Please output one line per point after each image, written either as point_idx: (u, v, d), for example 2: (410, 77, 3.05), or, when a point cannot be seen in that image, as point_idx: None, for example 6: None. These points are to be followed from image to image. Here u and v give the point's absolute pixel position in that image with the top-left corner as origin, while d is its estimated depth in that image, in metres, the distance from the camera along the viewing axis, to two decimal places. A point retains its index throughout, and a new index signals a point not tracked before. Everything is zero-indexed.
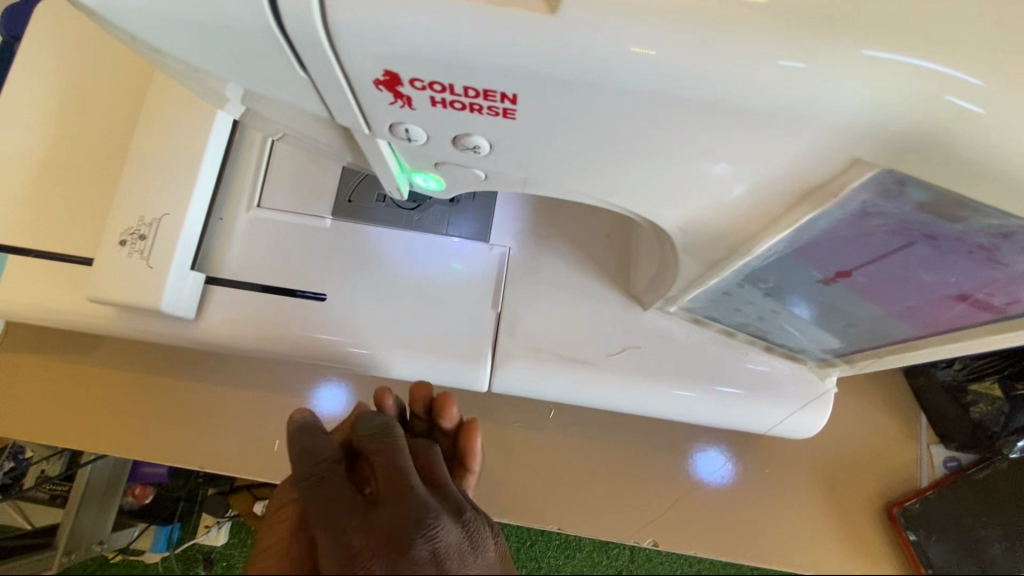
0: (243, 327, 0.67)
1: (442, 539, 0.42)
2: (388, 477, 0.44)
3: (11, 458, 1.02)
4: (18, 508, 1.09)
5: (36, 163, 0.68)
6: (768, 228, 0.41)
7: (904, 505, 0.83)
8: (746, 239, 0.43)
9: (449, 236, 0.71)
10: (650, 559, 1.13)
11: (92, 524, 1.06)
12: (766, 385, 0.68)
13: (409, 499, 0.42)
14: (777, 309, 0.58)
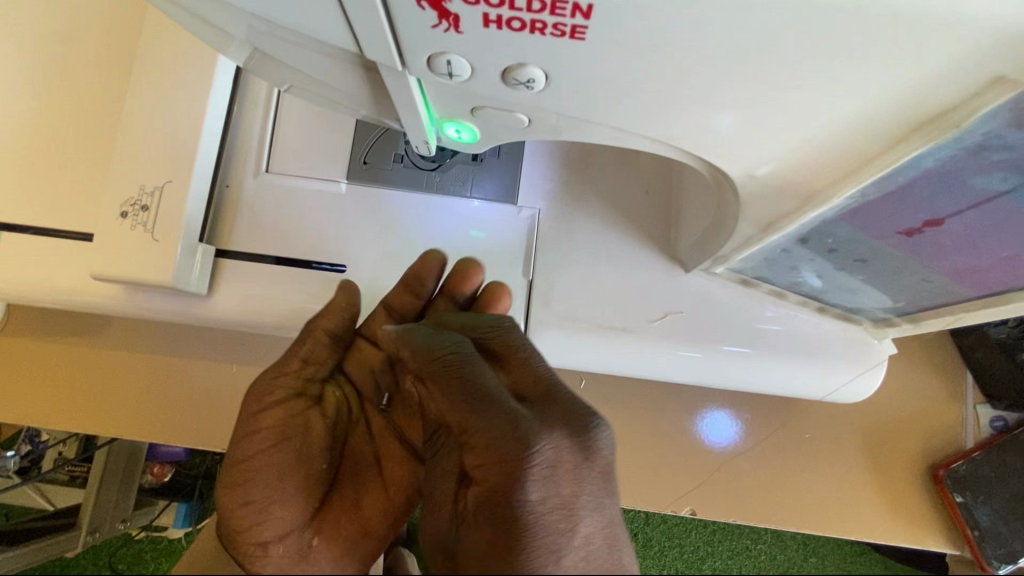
0: (257, 303, 0.62)
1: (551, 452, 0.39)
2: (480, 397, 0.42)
3: (28, 441, 1.01)
4: (40, 490, 1.09)
5: (22, 131, 0.63)
6: (863, 167, 0.37)
7: (950, 467, 0.78)
8: (830, 182, 0.39)
9: (473, 198, 0.65)
10: None
11: (113, 502, 1.06)
12: (820, 349, 0.63)
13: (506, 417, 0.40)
14: (842, 266, 0.53)
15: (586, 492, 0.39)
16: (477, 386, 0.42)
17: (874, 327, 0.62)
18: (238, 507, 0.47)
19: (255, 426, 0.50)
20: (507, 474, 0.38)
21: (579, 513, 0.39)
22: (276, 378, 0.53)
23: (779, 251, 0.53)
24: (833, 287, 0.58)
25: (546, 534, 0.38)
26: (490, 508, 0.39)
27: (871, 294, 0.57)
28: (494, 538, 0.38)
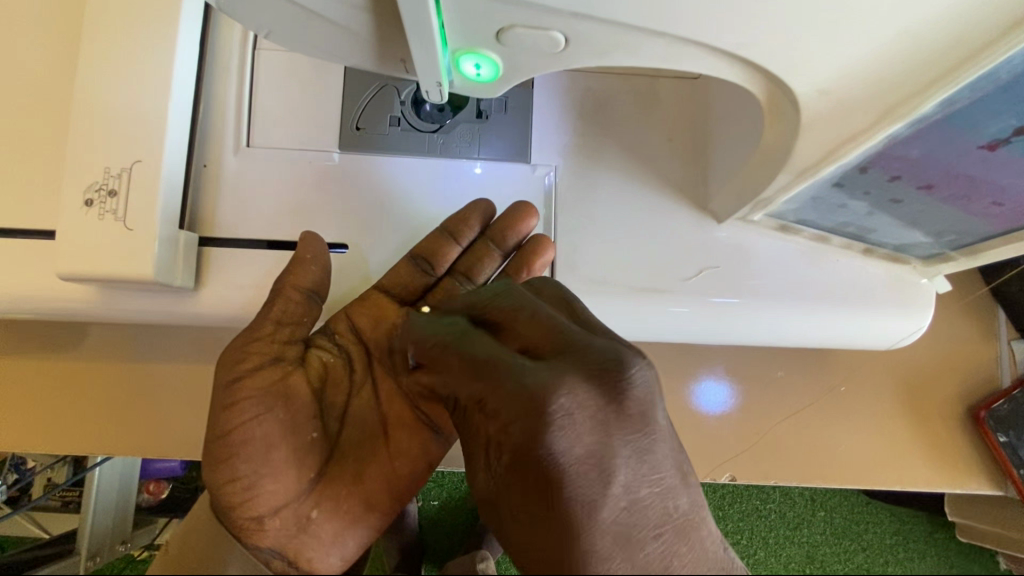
0: (253, 292, 0.56)
1: (577, 405, 0.34)
2: (488, 358, 0.36)
3: (14, 470, 0.93)
4: (33, 519, 1.01)
5: None
6: (961, 61, 0.33)
7: (991, 407, 0.76)
8: (914, 87, 0.35)
9: (481, 159, 0.59)
10: None
11: (112, 526, 1.00)
12: (871, 294, 0.58)
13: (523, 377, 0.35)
14: (900, 196, 0.49)
15: (621, 443, 0.35)
16: (482, 355, 0.36)
17: (923, 265, 0.58)
18: (226, 483, 0.43)
19: (234, 397, 0.45)
20: (529, 434, 0.34)
21: (614, 467, 0.35)
22: (248, 346, 0.47)
23: (831, 185, 0.49)
24: (884, 222, 0.53)
25: (580, 491, 0.34)
26: (520, 471, 0.36)
27: (925, 226, 0.53)
28: (525, 498, 0.36)
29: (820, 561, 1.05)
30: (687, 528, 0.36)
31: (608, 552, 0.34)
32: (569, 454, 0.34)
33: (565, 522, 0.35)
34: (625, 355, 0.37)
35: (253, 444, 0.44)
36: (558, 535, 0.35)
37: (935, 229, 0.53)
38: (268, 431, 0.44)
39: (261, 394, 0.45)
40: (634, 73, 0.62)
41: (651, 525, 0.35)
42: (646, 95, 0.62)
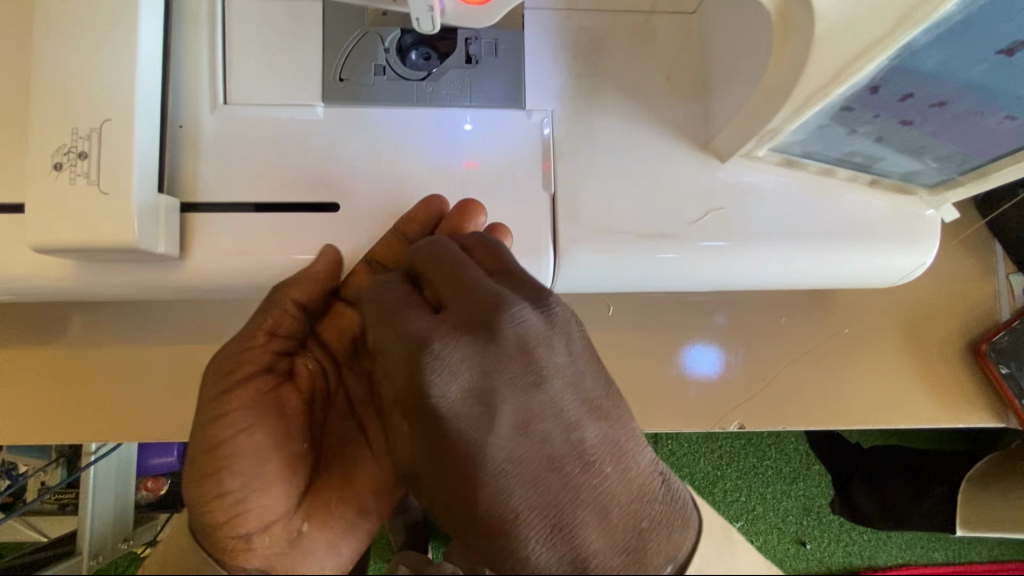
0: (241, 258, 0.53)
1: (452, 354, 0.37)
2: (383, 317, 0.40)
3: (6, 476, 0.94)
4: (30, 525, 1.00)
5: None
6: None
7: (992, 340, 0.77)
8: None
9: (473, 106, 0.56)
10: (673, 453, 1.03)
11: (112, 522, 0.98)
12: (879, 228, 0.57)
13: (408, 330, 0.38)
14: (912, 117, 0.48)
15: (502, 383, 0.37)
16: (380, 314, 0.40)
17: (929, 194, 0.57)
18: (213, 498, 0.41)
19: (223, 408, 0.43)
20: (409, 382, 0.37)
21: (495, 408, 0.36)
22: (241, 354, 0.47)
23: (840, 110, 0.48)
24: (890, 148, 0.52)
25: (466, 433, 0.36)
26: (411, 421, 0.38)
27: (933, 150, 0.52)
28: (429, 455, 0.37)
29: (818, 513, 1.06)
30: (592, 463, 0.36)
31: (499, 495, 0.35)
32: (448, 401, 0.36)
33: (456, 469, 0.36)
34: (503, 297, 0.39)
35: (244, 460, 0.42)
36: (452, 482, 0.36)
37: (943, 153, 0.52)
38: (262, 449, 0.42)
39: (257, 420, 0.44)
40: (628, 10, 0.60)
41: (549, 464, 0.36)
42: (643, 32, 0.59)
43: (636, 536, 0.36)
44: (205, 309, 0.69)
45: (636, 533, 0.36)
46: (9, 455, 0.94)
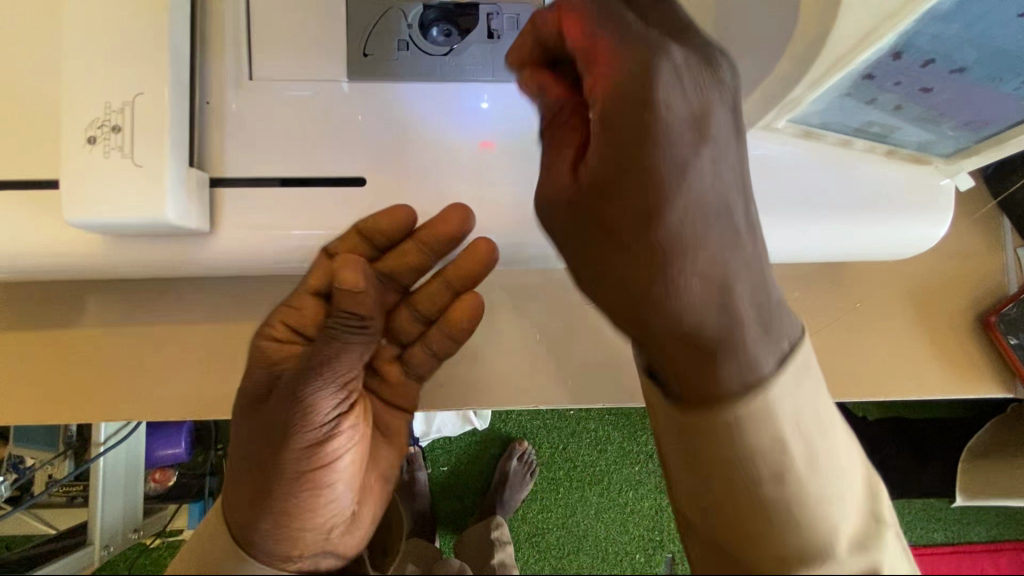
0: (267, 232, 0.54)
1: (672, 62, 0.35)
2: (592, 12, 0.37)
3: (14, 470, 0.98)
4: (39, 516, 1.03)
5: None
6: None
7: (1001, 312, 0.78)
8: None
9: (497, 79, 0.57)
10: None
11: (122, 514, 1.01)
12: (897, 196, 0.58)
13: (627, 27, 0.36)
14: (931, 84, 0.50)
15: (713, 109, 0.35)
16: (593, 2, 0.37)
17: (945, 162, 0.58)
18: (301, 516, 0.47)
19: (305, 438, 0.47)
20: (627, 78, 0.34)
21: (706, 127, 0.34)
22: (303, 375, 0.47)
23: (861, 78, 0.50)
24: (909, 116, 0.54)
25: (670, 135, 0.34)
26: (608, 122, 0.35)
27: (951, 117, 0.54)
28: (621, 153, 0.34)
29: None
30: (752, 229, 0.36)
31: (682, 208, 0.34)
32: (660, 100, 0.34)
33: (649, 175, 0.34)
34: (715, 46, 0.38)
35: (301, 489, 0.47)
36: (640, 193, 0.34)
37: (960, 119, 0.54)
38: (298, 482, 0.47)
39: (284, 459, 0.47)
40: None
41: (727, 206, 0.35)
42: None
43: (764, 323, 0.36)
44: (223, 287, 0.70)
45: (765, 322, 0.36)
46: (17, 449, 0.99)
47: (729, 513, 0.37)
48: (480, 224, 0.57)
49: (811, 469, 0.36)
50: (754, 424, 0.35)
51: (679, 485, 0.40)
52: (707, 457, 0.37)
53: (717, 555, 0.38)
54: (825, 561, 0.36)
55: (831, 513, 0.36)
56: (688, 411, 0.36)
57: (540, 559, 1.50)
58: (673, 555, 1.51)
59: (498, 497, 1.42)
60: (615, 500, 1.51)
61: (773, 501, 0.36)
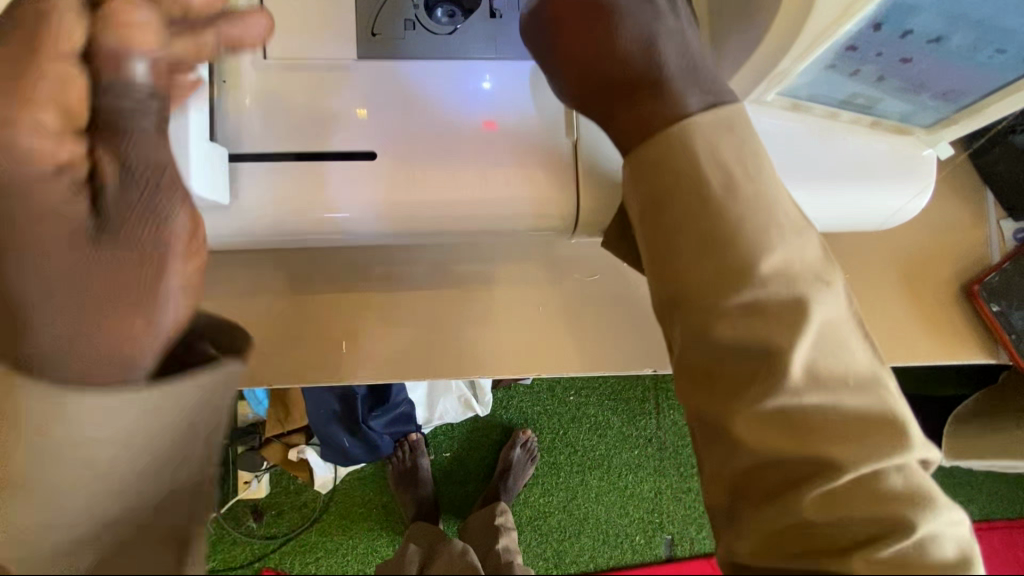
0: (283, 205, 0.59)
1: None
2: None
3: None
4: None
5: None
6: None
7: (984, 281, 0.82)
8: None
9: (499, 56, 0.63)
10: None
11: None
12: (880, 168, 0.60)
13: None
14: (910, 55, 0.53)
15: None
16: None
17: (926, 133, 0.61)
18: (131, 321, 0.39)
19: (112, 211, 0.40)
20: None
21: None
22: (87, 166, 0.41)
23: (845, 49, 0.52)
24: (893, 87, 0.57)
25: None
26: None
27: (931, 87, 0.57)
28: None
29: None
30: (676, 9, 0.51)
31: None
32: None
33: None
34: None
35: (108, 262, 0.40)
36: None
37: (940, 89, 0.57)
38: (113, 271, 0.40)
39: (84, 259, 0.40)
40: None
41: None
42: None
43: (687, 63, 0.49)
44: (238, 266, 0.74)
45: (689, 64, 0.49)
46: None
47: (672, 255, 0.46)
48: (485, 194, 0.60)
49: (730, 190, 0.45)
50: (678, 154, 0.45)
51: (639, 235, 0.50)
52: (658, 198, 0.47)
53: (666, 297, 0.47)
54: (750, 277, 0.43)
55: (756, 242, 0.44)
56: (631, 147, 0.48)
57: (543, 542, 1.53)
58: (672, 536, 1.54)
59: (503, 484, 1.45)
60: (616, 483, 1.55)
61: (705, 228, 0.44)
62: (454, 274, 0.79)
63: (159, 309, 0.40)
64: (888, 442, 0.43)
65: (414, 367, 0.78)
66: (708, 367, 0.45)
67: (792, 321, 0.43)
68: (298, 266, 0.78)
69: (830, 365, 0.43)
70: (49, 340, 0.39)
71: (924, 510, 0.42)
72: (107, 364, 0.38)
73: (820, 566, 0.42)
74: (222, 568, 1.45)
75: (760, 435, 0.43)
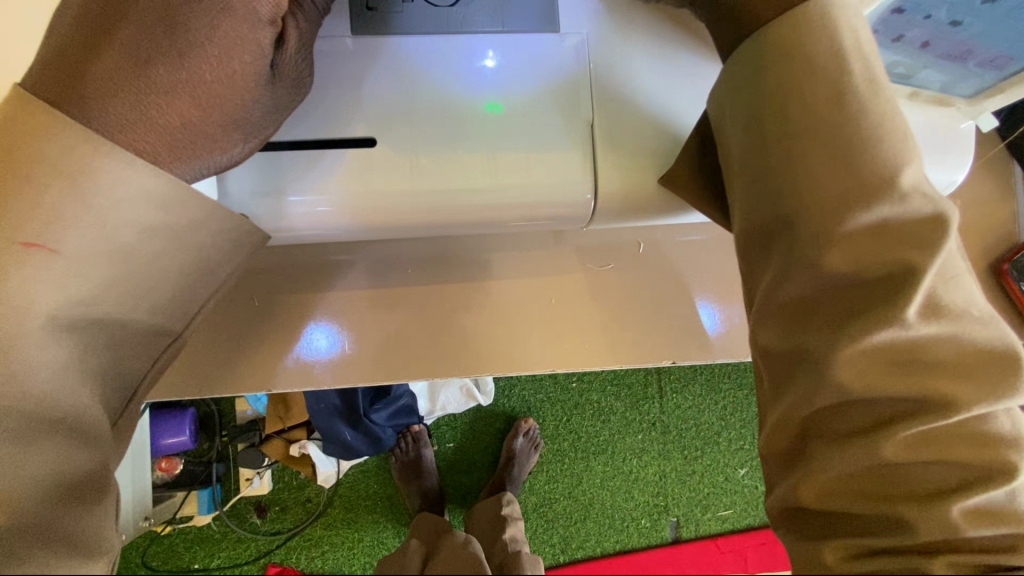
0: (276, 193, 0.55)
1: None
2: None
3: None
4: None
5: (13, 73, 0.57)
6: None
7: (1015, 260, 0.77)
8: None
9: (507, 30, 0.58)
10: None
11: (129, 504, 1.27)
12: (921, 142, 0.56)
13: None
14: (962, 17, 0.51)
15: None
16: None
17: (969, 104, 0.57)
18: (189, 148, 0.44)
19: (196, 77, 0.43)
20: None
21: None
22: (175, 39, 0.44)
23: (891, 9, 0.51)
24: (935, 55, 0.54)
25: None
26: None
27: (979, 54, 0.54)
28: None
29: None
30: None
31: None
32: None
33: None
34: None
35: (180, 108, 0.43)
36: None
37: (989, 56, 0.54)
38: (262, 105, 0.46)
39: (244, 91, 0.45)
40: None
41: None
42: None
43: None
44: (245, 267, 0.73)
45: None
46: None
47: (782, 178, 0.44)
48: (491, 180, 0.56)
49: (848, 102, 0.42)
50: (785, 81, 0.44)
51: (736, 161, 0.48)
52: (774, 112, 0.45)
53: (766, 224, 0.46)
54: (884, 192, 0.40)
55: (881, 167, 0.41)
56: (747, 46, 0.47)
57: (548, 529, 1.51)
58: (678, 519, 1.53)
59: (508, 474, 1.40)
60: (619, 467, 1.53)
61: (823, 147, 0.42)
62: (457, 267, 0.76)
63: (220, 147, 0.46)
64: (1006, 382, 0.41)
65: (418, 364, 0.74)
66: (813, 295, 0.43)
67: (925, 240, 0.40)
68: (298, 262, 0.74)
69: (949, 293, 0.42)
70: (160, 125, 0.43)
71: (1019, 454, 0.41)
72: (211, 150, 0.45)
73: (901, 509, 0.42)
74: (226, 565, 1.46)
75: (869, 373, 0.42)
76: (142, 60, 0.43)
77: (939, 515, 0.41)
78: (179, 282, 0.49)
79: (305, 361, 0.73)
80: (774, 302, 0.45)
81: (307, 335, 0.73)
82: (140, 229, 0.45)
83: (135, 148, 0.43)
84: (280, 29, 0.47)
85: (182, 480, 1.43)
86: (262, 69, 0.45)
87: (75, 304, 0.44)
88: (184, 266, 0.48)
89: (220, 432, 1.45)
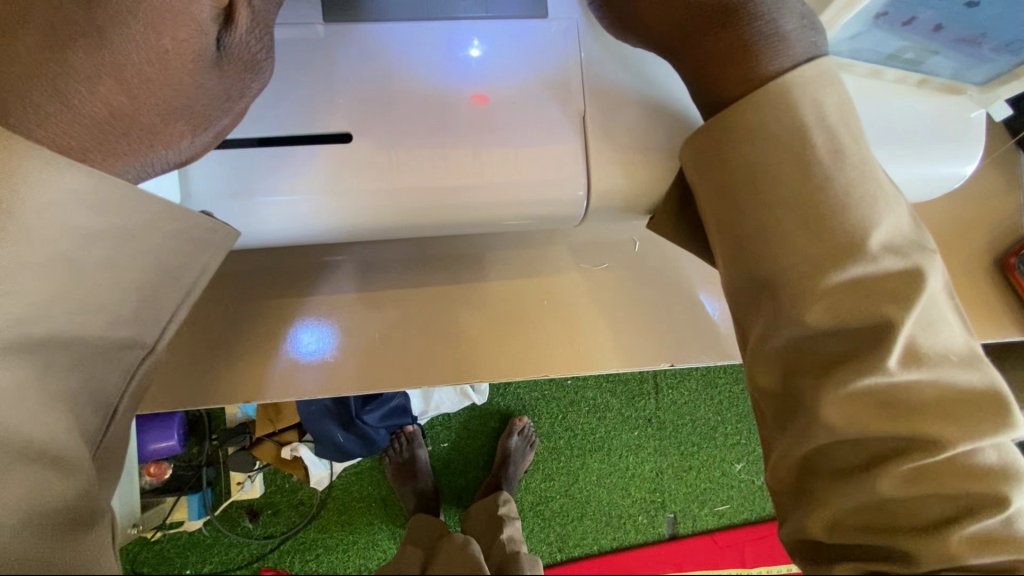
0: (243, 187, 0.51)
1: None
2: None
3: None
4: None
5: None
6: None
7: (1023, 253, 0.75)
8: None
9: (490, 16, 0.54)
10: None
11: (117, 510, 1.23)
12: (932, 132, 0.53)
13: None
14: None
15: None
16: None
17: (980, 91, 0.55)
18: (125, 139, 0.41)
19: (124, 61, 0.41)
20: None
21: None
22: (99, 24, 0.41)
23: None
24: (947, 38, 0.52)
25: None
26: None
27: (993, 36, 0.52)
28: None
29: None
30: None
31: None
32: None
33: None
34: None
35: (106, 96, 0.40)
36: None
37: (1004, 39, 0.52)
38: (207, 91, 0.43)
39: (181, 75, 0.42)
40: None
41: None
42: None
43: None
44: (230, 270, 0.71)
45: None
46: None
47: (753, 201, 0.42)
48: (478, 178, 0.52)
49: (833, 125, 0.41)
50: (765, 110, 0.42)
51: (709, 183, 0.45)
52: (732, 114, 0.43)
53: (751, 278, 0.43)
54: (857, 253, 0.39)
55: (864, 214, 0.39)
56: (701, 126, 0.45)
57: (546, 527, 1.48)
58: (675, 514, 1.50)
59: (502, 473, 1.37)
60: (616, 464, 1.50)
61: (788, 187, 0.41)
62: (446, 267, 0.73)
63: (163, 139, 0.42)
64: (991, 419, 0.38)
65: (402, 366, 0.70)
66: (803, 343, 0.40)
67: (899, 294, 0.38)
68: (283, 265, 0.72)
69: (929, 340, 0.39)
70: (85, 116, 0.40)
71: (1014, 485, 0.37)
72: (151, 144, 0.42)
73: (891, 543, 0.38)
74: (219, 569, 1.42)
75: (854, 419, 0.38)
76: (65, 47, 0.40)
77: (931, 550, 0.37)
78: (142, 286, 0.45)
79: (289, 364, 0.69)
80: (762, 346, 0.42)
81: (291, 338, 0.70)
82: (88, 234, 0.41)
83: (62, 145, 0.40)
84: (230, 7, 0.43)
85: (171, 485, 1.39)
86: (207, 50, 0.42)
87: (15, 314, 0.40)
88: (144, 272, 0.45)
89: (210, 436, 1.40)
